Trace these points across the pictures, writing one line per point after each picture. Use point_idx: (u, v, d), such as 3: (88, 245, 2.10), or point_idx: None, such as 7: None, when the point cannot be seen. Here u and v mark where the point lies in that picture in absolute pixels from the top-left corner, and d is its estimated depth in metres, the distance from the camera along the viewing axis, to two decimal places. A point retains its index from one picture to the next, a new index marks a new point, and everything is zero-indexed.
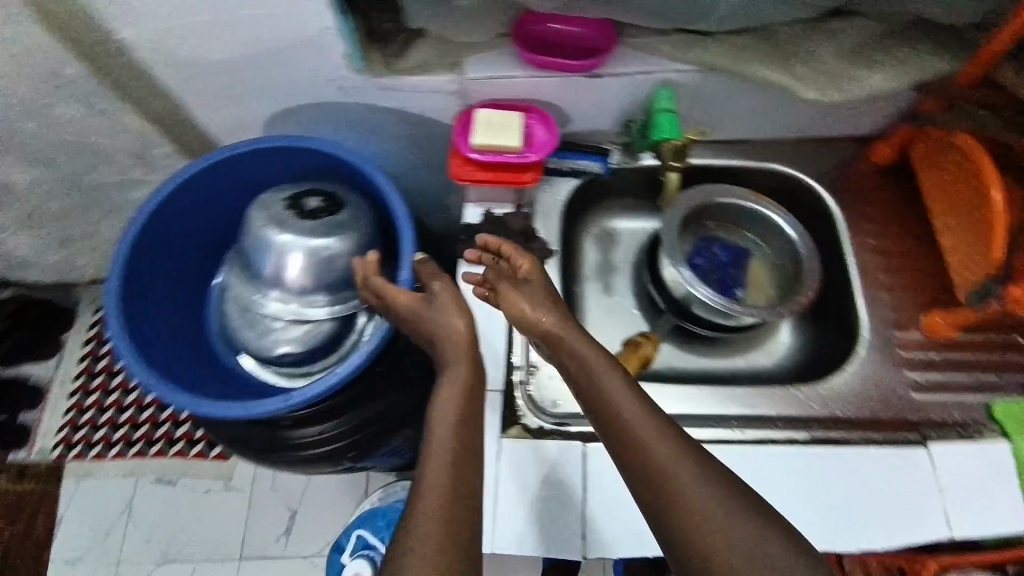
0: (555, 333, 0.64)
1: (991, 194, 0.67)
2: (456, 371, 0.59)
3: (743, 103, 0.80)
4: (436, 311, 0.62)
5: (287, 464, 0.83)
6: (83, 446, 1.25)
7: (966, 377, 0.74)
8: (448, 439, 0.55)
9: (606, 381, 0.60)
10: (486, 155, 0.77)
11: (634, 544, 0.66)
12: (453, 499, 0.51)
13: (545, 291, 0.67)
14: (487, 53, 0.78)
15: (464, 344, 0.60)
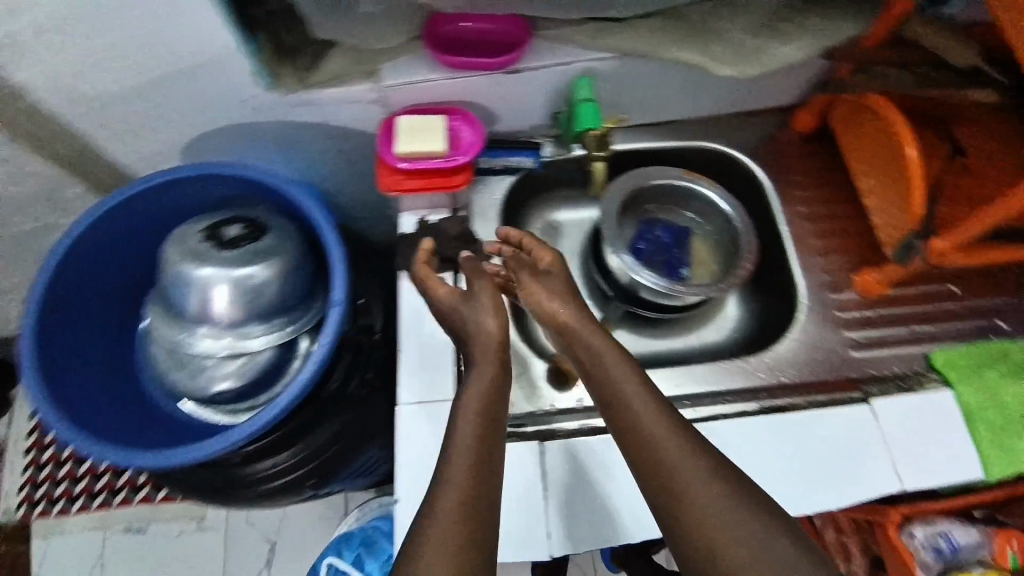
0: (570, 326, 0.67)
1: (906, 151, 0.68)
2: (483, 369, 0.65)
3: (665, 85, 0.81)
4: (473, 310, 0.69)
5: (250, 500, 0.80)
6: (47, 503, 1.19)
7: (902, 330, 0.76)
8: (470, 435, 0.59)
9: (617, 374, 0.62)
10: (412, 163, 0.75)
11: (597, 536, 0.67)
12: (474, 495, 0.55)
13: (563, 281, 0.70)
14: (402, 58, 0.76)
15: (495, 340, 0.67)
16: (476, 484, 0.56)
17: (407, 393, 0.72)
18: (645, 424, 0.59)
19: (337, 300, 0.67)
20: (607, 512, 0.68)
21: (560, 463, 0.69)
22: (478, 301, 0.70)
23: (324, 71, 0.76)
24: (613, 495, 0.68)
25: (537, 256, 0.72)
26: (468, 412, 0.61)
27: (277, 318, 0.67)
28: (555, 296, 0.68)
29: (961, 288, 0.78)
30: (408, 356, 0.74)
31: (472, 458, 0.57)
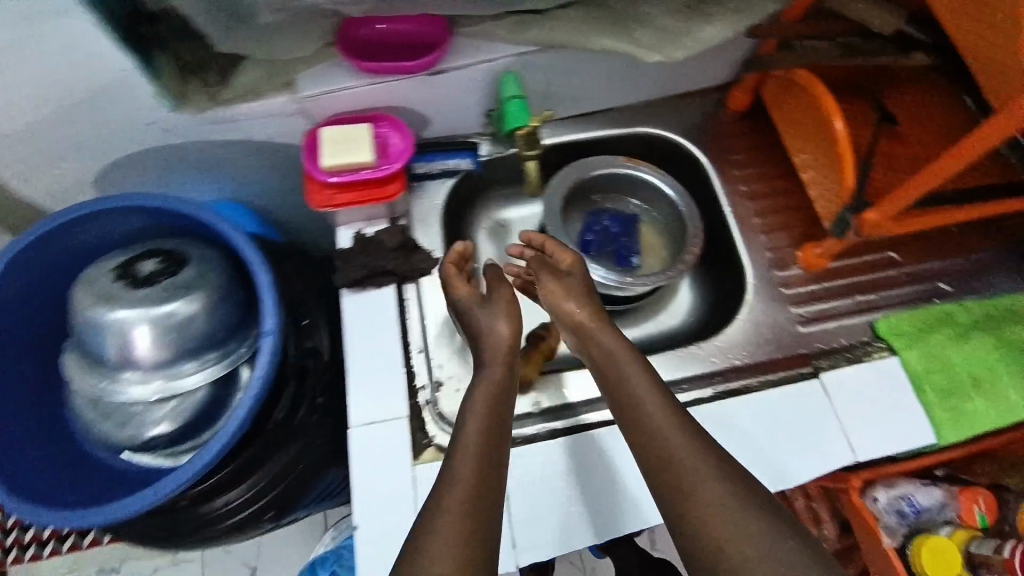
0: (582, 324, 0.68)
1: (835, 125, 0.68)
2: (490, 373, 0.66)
3: (596, 74, 0.79)
4: (488, 312, 0.70)
5: (215, 539, 0.77)
6: (19, 549, 1.12)
7: (847, 302, 0.77)
8: (477, 433, 0.60)
9: (627, 370, 0.63)
10: (341, 176, 0.72)
11: (562, 539, 0.67)
12: (477, 496, 0.55)
13: (581, 280, 0.71)
14: (319, 66, 0.72)
15: (506, 342, 0.68)
16: (480, 483, 0.56)
17: (357, 415, 0.70)
18: (654, 415, 0.59)
19: (267, 330, 0.64)
20: (608, 505, 0.68)
21: (552, 464, 0.69)
22: (494, 305, 0.71)
23: (236, 86, 0.71)
24: (595, 494, 0.68)
25: (556, 256, 0.73)
26: (478, 415, 0.62)
27: (209, 353, 0.64)
28: (572, 294, 0.69)
29: (900, 255, 0.79)
30: (355, 377, 0.72)
31: (478, 457, 0.58)
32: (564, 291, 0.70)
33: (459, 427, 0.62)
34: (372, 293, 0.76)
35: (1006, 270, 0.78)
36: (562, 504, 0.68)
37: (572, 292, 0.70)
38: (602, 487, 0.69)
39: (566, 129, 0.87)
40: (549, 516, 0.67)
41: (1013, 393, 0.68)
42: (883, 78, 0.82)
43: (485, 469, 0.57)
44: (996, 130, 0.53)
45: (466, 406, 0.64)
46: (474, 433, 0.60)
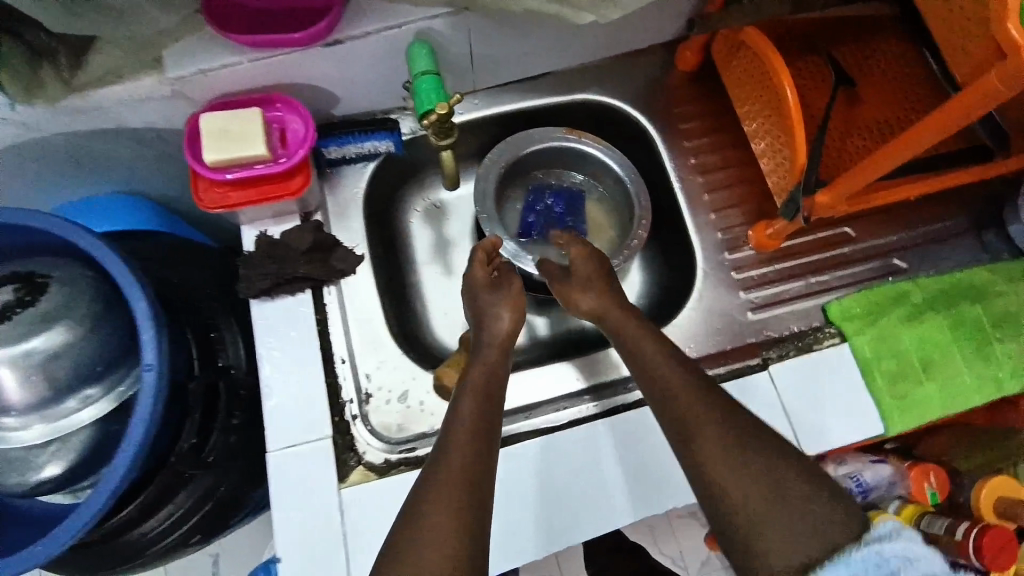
0: (595, 310, 0.66)
1: (785, 91, 0.61)
2: (487, 359, 0.63)
3: (523, 37, 0.70)
4: (496, 298, 0.67)
5: (151, 562, 0.72)
6: None
7: (800, 284, 0.73)
8: (469, 419, 0.56)
9: (646, 353, 0.60)
10: (231, 172, 0.63)
11: (577, 526, 0.64)
12: (470, 482, 0.51)
13: (601, 264, 0.68)
14: (190, 41, 0.61)
15: (505, 331, 0.65)
16: (473, 470, 0.52)
17: (274, 439, 0.64)
18: (677, 393, 0.56)
19: (148, 363, 0.57)
20: (640, 487, 0.65)
21: (557, 452, 0.66)
22: (503, 291, 0.67)
23: (93, 67, 0.60)
24: (621, 477, 0.66)
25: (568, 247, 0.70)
26: (469, 400, 0.59)
27: (90, 388, 0.58)
28: (589, 278, 0.67)
29: (856, 230, 0.75)
30: (269, 397, 0.65)
31: (470, 441, 0.54)
32: (581, 274, 0.68)
33: (450, 416, 0.58)
34: (287, 301, 0.68)
35: (965, 240, 0.75)
36: (583, 488, 0.65)
37: (589, 275, 0.68)
38: (632, 471, 0.66)
39: (499, 99, 0.78)
40: (574, 504, 0.65)
41: (963, 375, 0.66)
42: (843, 30, 0.74)
43: (477, 459, 0.53)
44: (957, 113, 0.47)
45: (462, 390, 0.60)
46: (467, 419, 0.56)
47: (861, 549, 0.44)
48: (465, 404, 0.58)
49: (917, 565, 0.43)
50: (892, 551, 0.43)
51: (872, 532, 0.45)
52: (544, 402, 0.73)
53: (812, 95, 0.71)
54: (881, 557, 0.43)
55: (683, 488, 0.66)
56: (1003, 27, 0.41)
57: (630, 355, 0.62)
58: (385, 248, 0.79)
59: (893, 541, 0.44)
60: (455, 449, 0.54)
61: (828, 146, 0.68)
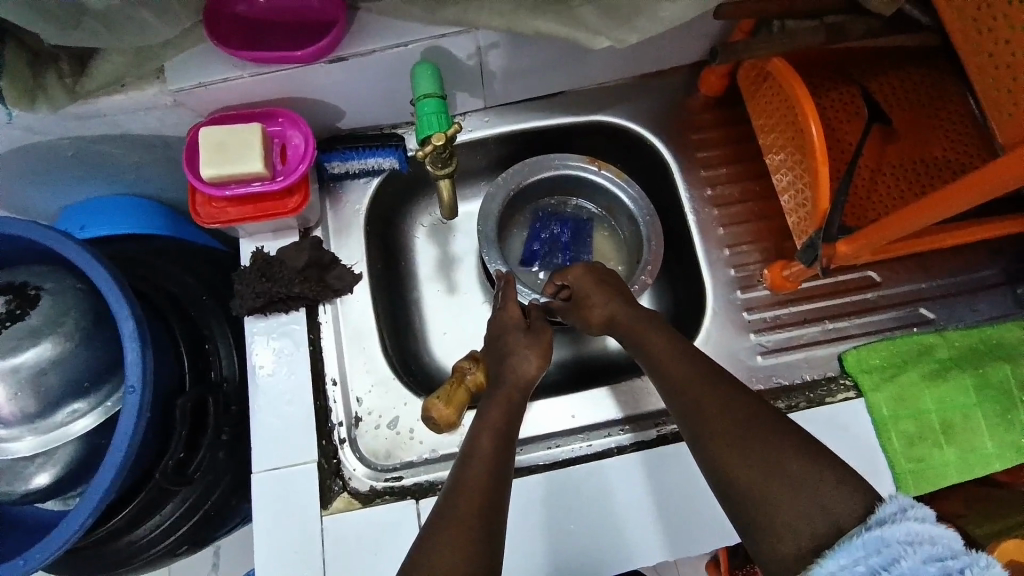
0: (629, 322, 0.62)
1: (809, 128, 0.57)
2: (504, 392, 0.59)
3: (535, 56, 0.67)
4: (525, 341, 0.63)
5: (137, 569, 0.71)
6: None
7: (815, 329, 0.69)
8: (485, 456, 0.53)
9: (686, 365, 0.56)
10: (228, 187, 0.62)
11: (611, 556, 0.61)
12: (483, 522, 0.48)
13: (610, 281, 0.66)
14: (191, 52, 0.60)
15: (530, 377, 0.61)
16: (486, 509, 0.49)
17: (259, 460, 0.63)
18: (709, 435, 0.52)
19: (132, 384, 0.57)
20: (678, 526, 0.62)
21: (578, 484, 0.63)
22: (541, 334, 0.64)
23: (96, 76, 0.59)
24: (656, 510, 0.62)
25: (567, 272, 0.67)
26: (485, 433, 0.55)
27: (77, 403, 0.59)
28: (591, 293, 0.65)
29: (880, 274, 0.71)
30: (257, 417, 0.64)
31: (486, 478, 0.51)
32: (591, 300, 0.64)
33: (468, 444, 0.55)
34: (282, 319, 0.67)
35: (995, 292, 0.70)
36: (615, 520, 0.62)
37: (596, 304, 0.64)
38: (669, 511, 0.62)
39: (510, 119, 0.76)
40: (601, 544, 0.61)
41: (985, 440, 0.61)
42: (880, 62, 0.69)
43: (490, 496, 0.50)
44: None
45: (478, 423, 0.57)
46: (483, 454, 0.53)
47: (862, 535, 0.42)
48: (482, 438, 0.55)
49: (925, 548, 0.40)
50: (893, 535, 0.41)
51: (876, 515, 0.43)
52: (536, 438, 0.68)
53: (843, 131, 0.66)
54: (881, 542, 0.41)
55: (723, 527, 0.62)
56: None
57: (661, 374, 0.57)
58: (386, 265, 0.77)
59: (895, 524, 0.42)
60: (468, 485, 0.51)
61: (855, 184, 0.64)
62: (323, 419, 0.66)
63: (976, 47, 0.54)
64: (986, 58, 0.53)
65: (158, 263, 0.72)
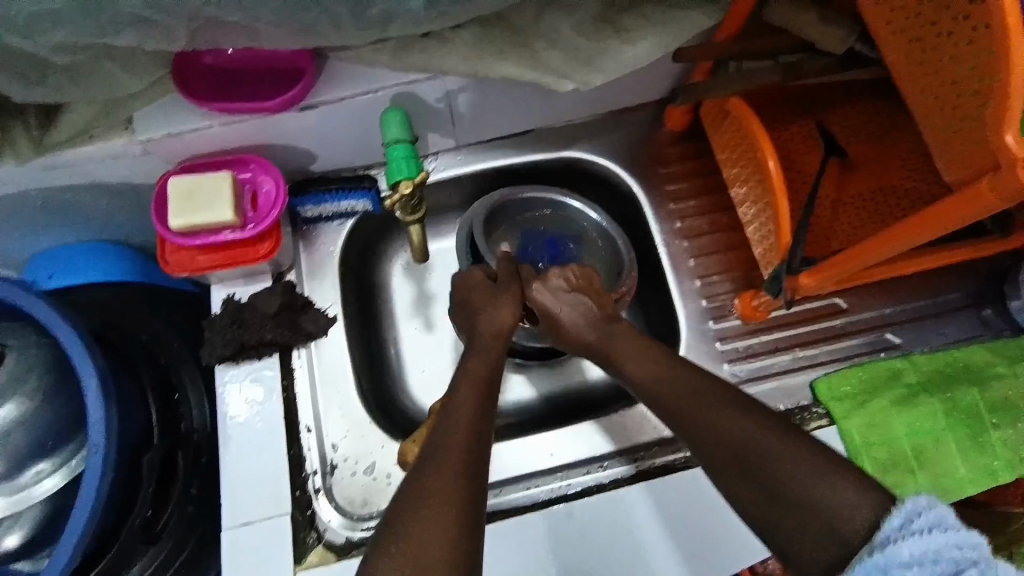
0: (608, 347, 0.62)
1: (767, 162, 0.60)
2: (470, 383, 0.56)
3: (505, 97, 0.69)
4: (494, 295, 0.64)
5: None
6: None
7: (787, 357, 0.71)
8: (457, 452, 0.50)
9: (673, 387, 0.57)
10: (200, 236, 0.62)
11: None
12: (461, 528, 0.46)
13: (577, 302, 0.64)
14: (156, 104, 0.61)
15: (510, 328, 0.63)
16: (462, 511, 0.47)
17: (230, 515, 0.61)
18: None
19: (95, 444, 0.56)
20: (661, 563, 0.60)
21: (560, 525, 0.62)
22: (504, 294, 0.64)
23: (64, 128, 0.59)
24: (637, 549, 0.61)
25: (548, 280, 0.65)
26: (457, 437, 0.52)
27: (40, 464, 0.59)
28: (568, 315, 0.64)
29: (848, 301, 0.73)
30: (231, 467, 0.62)
31: (459, 478, 0.49)
32: (574, 321, 0.64)
33: (437, 439, 0.52)
34: (253, 364, 0.66)
35: (961, 315, 0.72)
36: (599, 561, 0.60)
37: (583, 325, 0.63)
38: (652, 551, 0.61)
39: (485, 156, 0.77)
40: None
41: (957, 464, 0.62)
42: (835, 97, 0.72)
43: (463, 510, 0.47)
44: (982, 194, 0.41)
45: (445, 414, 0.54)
46: (454, 461, 0.50)
47: (865, 562, 0.43)
48: (450, 438, 0.52)
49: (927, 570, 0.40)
50: (893, 560, 0.41)
51: (881, 535, 0.43)
52: (515, 478, 0.68)
53: (802, 166, 0.69)
54: (881, 569, 0.41)
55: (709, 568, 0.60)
56: (998, 135, 0.38)
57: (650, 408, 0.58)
58: (362, 306, 0.77)
59: (898, 546, 0.42)
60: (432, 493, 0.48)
61: (817, 215, 0.66)
62: (299, 469, 0.64)
63: (906, 54, 0.48)
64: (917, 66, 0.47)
65: (122, 312, 0.70)
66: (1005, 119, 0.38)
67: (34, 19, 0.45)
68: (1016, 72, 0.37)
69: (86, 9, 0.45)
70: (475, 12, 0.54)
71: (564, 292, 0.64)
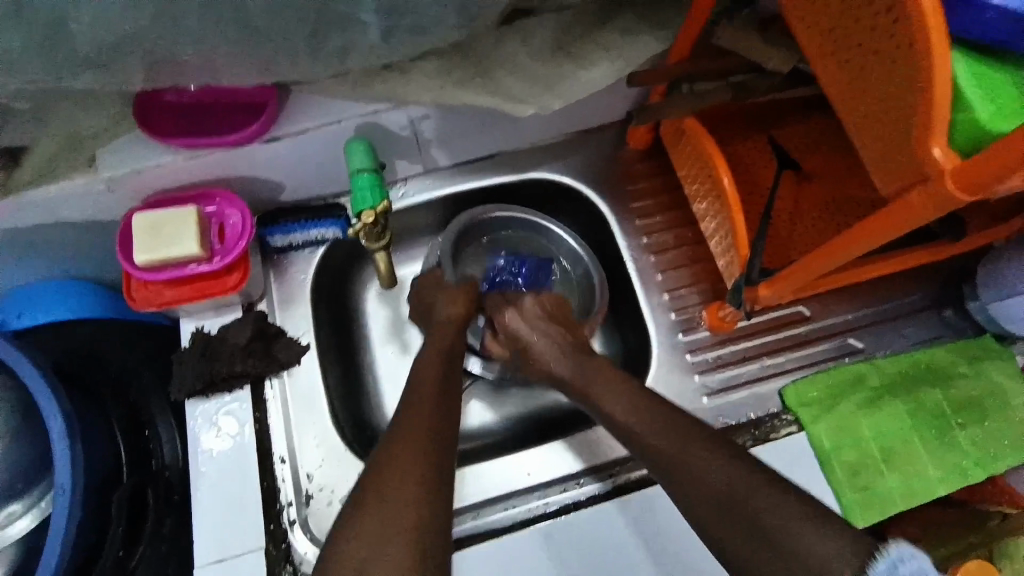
0: (579, 384, 0.63)
1: (722, 179, 0.62)
2: (423, 393, 0.58)
3: (470, 122, 0.70)
4: (453, 295, 0.69)
5: None
6: None
7: (755, 366, 0.72)
8: (414, 451, 0.51)
9: (633, 404, 0.59)
10: (167, 271, 0.62)
11: None
12: (421, 524, 0.47)
13: (550, 336, 0.67)
14: (120, 141, 0.61)
15: (448, 317, 0.68)
16: (421, 511, 0.47)
17: (204, 553, 0.60)
18: None
19: (63, 485, 0.56)
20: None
21: (540, 546, 0.62)
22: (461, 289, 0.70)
23: (27, 168, 0.59)
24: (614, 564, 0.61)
25: (520, 310, 0.69)
26: (409, 441, 0.52)
27: (11, 505, 0.59)
28: (541, 350, 0.66)
29: (812, 309, 0.75)
30: (204, 502, 0.61)
31: (419, 477, 0.49)
32: (545, 354, 0.66)
33: (389, 440, 0.53)
34: (225, 397, 0.66)
35: (922, 317, 0.74)
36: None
37: (558, 359, 0.65)
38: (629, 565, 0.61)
39: (454, 180, 0.78)
40: None
41: (927, 463, 0.64)
42: (788, 113, 0.74)
43: (424, 505, 0.48)
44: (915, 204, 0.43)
45: (399, 419, 0.55)
46: (410, 463, 0.50)
47: None
48: (406, 438, 0.53)
49: None
50: None
51: None
52: (494, 499, 0.68)
53: (759, 182, 0.71)
54: None
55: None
56: (927, 148, 0.41)
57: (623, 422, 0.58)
58: (336, 334, 0.77)
59: None
60: (395, 495, 0.48)
61: (774, 226, 0.69)
62: (274, 501, 0.64)
63: (837, 75, 0.48)
64: (844, 88, 0.48)
65: (88, 349, 0.69)
66: (931, 135, 0.40)
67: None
68: (937, 87, 0.38)
69: (35, 50, 0.45)
70: (433, 44, 0.56)
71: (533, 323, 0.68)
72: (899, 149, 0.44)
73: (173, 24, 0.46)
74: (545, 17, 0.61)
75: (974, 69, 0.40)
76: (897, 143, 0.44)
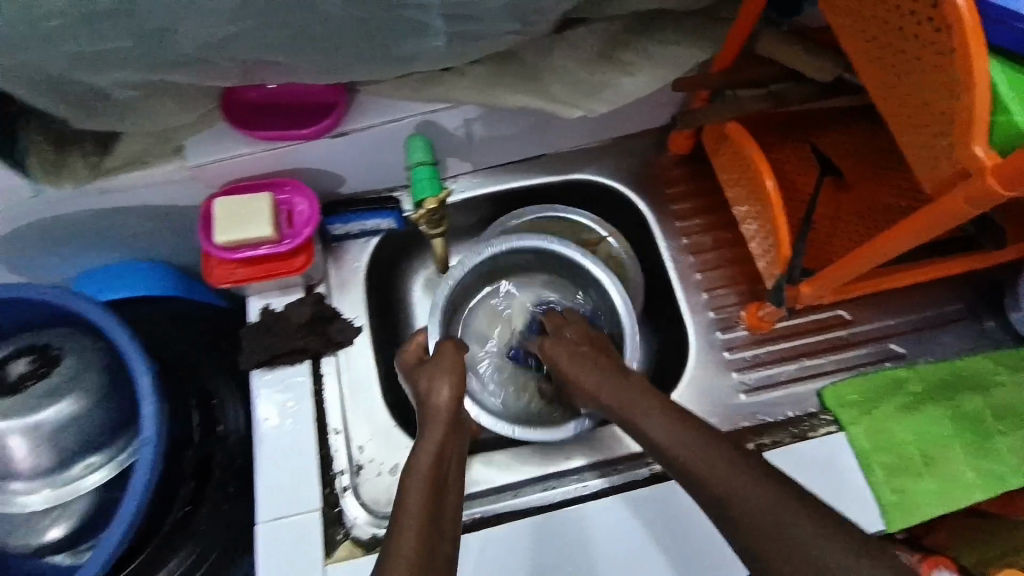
0: (617, 405, 0.60)
1: (765, 183, 0.64)
2: (433, 431, 0.58)
3: (518, 124, 0.74)
4: (435, 368, 0.64)
5: None
6: None
7: (792, 367, 0.73)
8: (421, 485, 0.53)
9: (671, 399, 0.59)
10: (243, 250, 0.67)
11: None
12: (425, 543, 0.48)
13: (583, 357, 0.65)
14: (206, 133, 0.68)
15: (447, 407, 0.61)
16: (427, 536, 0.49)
17: (265, 509, 0.64)
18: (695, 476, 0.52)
19: (147, 436, 0.61)
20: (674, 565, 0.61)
21: (574, 525, 0.63)
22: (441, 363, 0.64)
23: (121, 155, 0.66)
24: (649, 551, 0.61)
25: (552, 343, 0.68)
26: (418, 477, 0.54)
27: (92, 456, 0.65)
28: (576, 370, 0.64)
29: (851, 313, 0.75)
30: (263, 467, 0.66)
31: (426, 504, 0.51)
32: (579, 374, 0.64)
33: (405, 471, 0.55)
34: (287, 370, 0.70)
35: (961, 326, 0.74)
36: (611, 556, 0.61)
37: (592, 380, 0.63)
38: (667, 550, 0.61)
39: (500, 180, 0.82)
40: None
41: (964, 469, 0.63)
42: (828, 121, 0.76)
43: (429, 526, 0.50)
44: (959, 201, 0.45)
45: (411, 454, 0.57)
46: (415, 501, 0.51)
47: None
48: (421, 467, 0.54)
49: None
50: None
51: None
52: (533, 481, 0.72)
53: (799, 188, 0.73)
54: None
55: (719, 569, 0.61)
56: (968, 148, 0.42)
57: None
58: (388, 320, 0.82)
59: None
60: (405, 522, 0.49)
61: (815, 231, 0.70)
62: (329, 467, 0.69)
63: (881, 78, 0.50)
64: (892, 88, 0.50)
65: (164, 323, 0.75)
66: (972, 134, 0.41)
67: (95, 60, 0.51)
68: (978, 92, 0.40)
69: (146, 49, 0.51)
70: (489, 49, 0.60)
71: (568, 352, 0.66)
72: (942, 148, 0.45)
73: (264, 30, 0.52)
74: (594, 26, 0.65)
75: (1015, 75, 0.41)
76: (937, 144, 0.45)
